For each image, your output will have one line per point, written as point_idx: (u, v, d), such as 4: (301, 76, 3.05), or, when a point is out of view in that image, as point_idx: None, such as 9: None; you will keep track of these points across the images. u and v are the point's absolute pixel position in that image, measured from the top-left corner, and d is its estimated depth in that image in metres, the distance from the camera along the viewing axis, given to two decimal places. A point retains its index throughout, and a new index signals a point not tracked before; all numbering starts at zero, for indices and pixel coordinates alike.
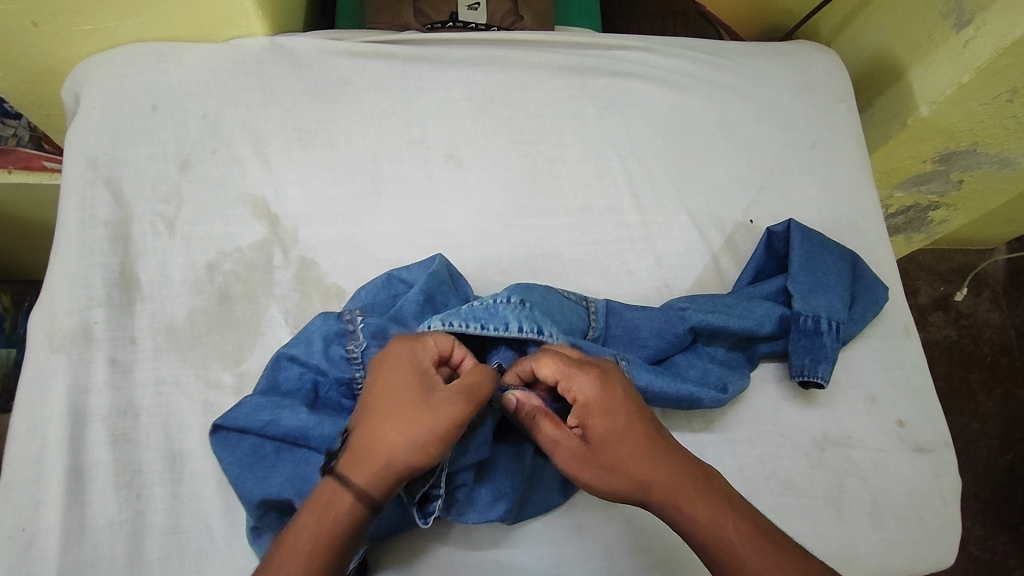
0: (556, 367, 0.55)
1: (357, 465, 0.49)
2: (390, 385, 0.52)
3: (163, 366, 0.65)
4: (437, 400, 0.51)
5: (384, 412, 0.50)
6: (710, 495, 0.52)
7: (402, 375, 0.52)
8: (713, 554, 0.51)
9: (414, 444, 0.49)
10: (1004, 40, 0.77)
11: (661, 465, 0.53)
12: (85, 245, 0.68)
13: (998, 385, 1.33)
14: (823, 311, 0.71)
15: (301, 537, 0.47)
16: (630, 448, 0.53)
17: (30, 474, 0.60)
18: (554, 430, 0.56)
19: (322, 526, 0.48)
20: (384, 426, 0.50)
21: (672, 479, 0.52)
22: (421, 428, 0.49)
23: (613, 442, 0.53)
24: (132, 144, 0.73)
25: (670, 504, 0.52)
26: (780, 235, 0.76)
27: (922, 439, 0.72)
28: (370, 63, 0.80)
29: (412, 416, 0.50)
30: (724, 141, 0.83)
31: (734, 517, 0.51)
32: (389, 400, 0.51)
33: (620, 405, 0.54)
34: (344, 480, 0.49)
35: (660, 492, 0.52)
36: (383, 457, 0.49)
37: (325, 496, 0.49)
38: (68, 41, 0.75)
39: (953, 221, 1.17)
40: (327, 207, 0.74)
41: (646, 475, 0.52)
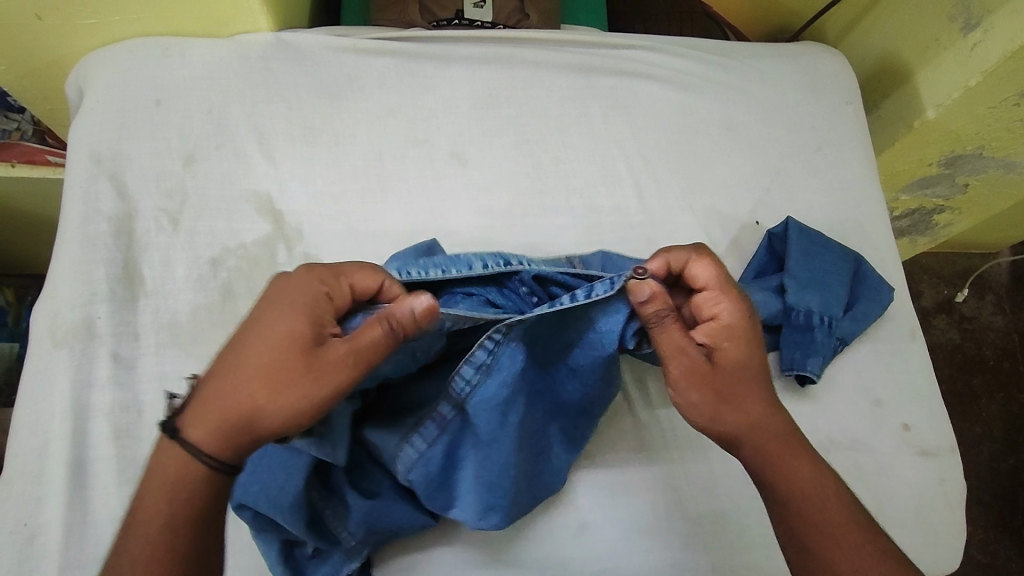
0: (715, 281, 0.55)
1: (201, 424, 0.48)
2: (253, 336, 0.49)
3: (166, 362, 0.65)
4: (318, 361, 0.48)
5: (217, 369, 0.49)
6: (809, 456, 0.54)
7: (281, 330, 0.49)
8: (796, 506, 0.52)
9: (282, 410, 0.48)
10: (1012, 43, 0.77)
11: (773, 413, 0.54)
12: (90, 240, 0.68)
13: (1002, 389, 1.33)
14: (815, 308, 0.72)
15: (145, 504, 0.48)
16: (753, 386, 0.54)
17: (32, 470, 0.60)
18: (682, 339, 0.54)
19: (149, 497, 0.48)
20: (217, 390, 0.49)
21: (780, 429, 0.54)
22: (284, 396, 0.48)
23: (739, 373, 0.54)
24: (136, 138, 0.73)
25: (772, 450, 0.53)
26: (780, 235, 0.77)
27: (926, 443, 0.71)
28: (376, 60, 0.80)
29: (280, 378, 0.48)
30: (730, 141, 0.83)
31: (830, 480, 0.53)
32: (253, 361, 0.48)
33: (756, 341, 0.55)
34: (181, 435, 0.48)
35: (765, 438, 0.54)
36: (243, 418, 0.48)
37: (150, 472, 0.48)
38: (73, 35, 0.74)
39: (958, 225, 1.16)
40: (332, 204, 0.74)
41: (762, 417, 0.54)
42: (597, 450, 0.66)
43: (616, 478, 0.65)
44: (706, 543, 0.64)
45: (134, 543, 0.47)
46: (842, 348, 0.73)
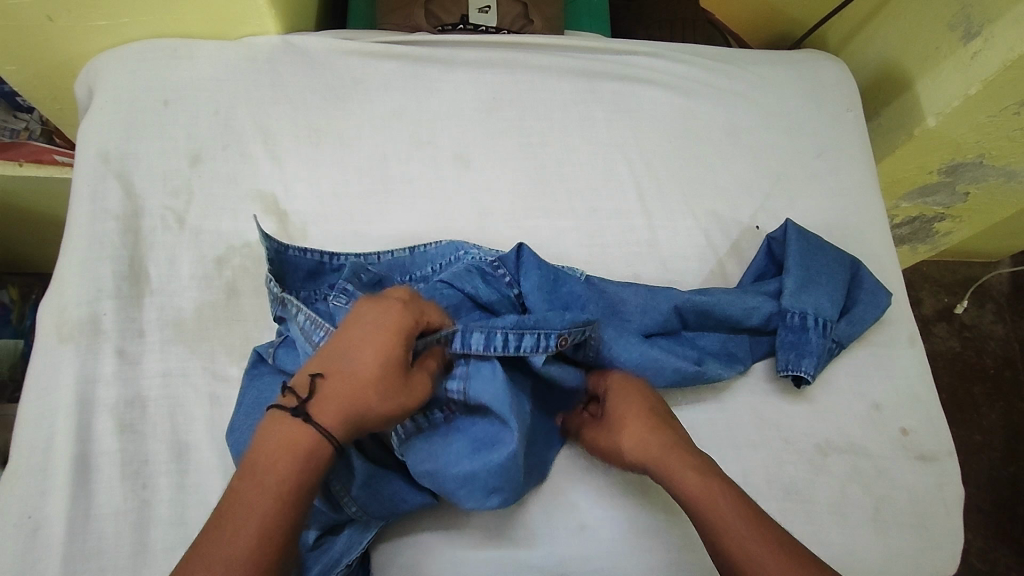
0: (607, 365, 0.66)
1: (336, 415, 0.50)
2: (381, 339, 0.53)
3: (171, 358, 0.66)
4: (411, 376, 0.54)
5: (376, 371, 0.52)
6: (713, 470, 0.56)
7: (368, 342, 0.53)
8: (706, 519, 0.53)
9: (390, 415, 0.52)
10: (1010, 53, 0.78)
11: (662, 437, 0.59)
12: (97, 237, 0.69)
13: (1002, 398, 1.33)
14: (810, 308, 0.71)
15: (281, 479, 0.47)
16: (634, 418, 0.61)
17: (37, 464, 0.60)
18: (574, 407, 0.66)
19: (276, 475, 0.47)
20: (370, 398, 0.52)
21: (679, 450, 0.57)
22: (400, 402, 0.53)
23: (620, 411, 0.62)
24: (144, 138, 0.74)
25: (685, 492, 0.55)
26: (779, 238, 0.77)
27: (925, 448, 0.72)
28: (382, 63, 0.81)
29: (390, 390, 0.52)
30: (731, 146, 0.84)
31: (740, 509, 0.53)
32: (364, 369, 0.52)
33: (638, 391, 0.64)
34: (312, 419, 0.50)
35: (659, 455, 0.58)
36: (357, 414, 0.51)
37: (282, 443, 0.49)
38: (83, 36, 0.76)
39: (958, 233, 1.17)
40: (336, 204, 0.74)
41: (647, 438, 0.59)
42: (597, 451, 0.66)
43: (615, 479, 0.66)
44: (705, 545, 0.64)
45: (241, 515, 0.46)
46: (840, 352, 0.72)
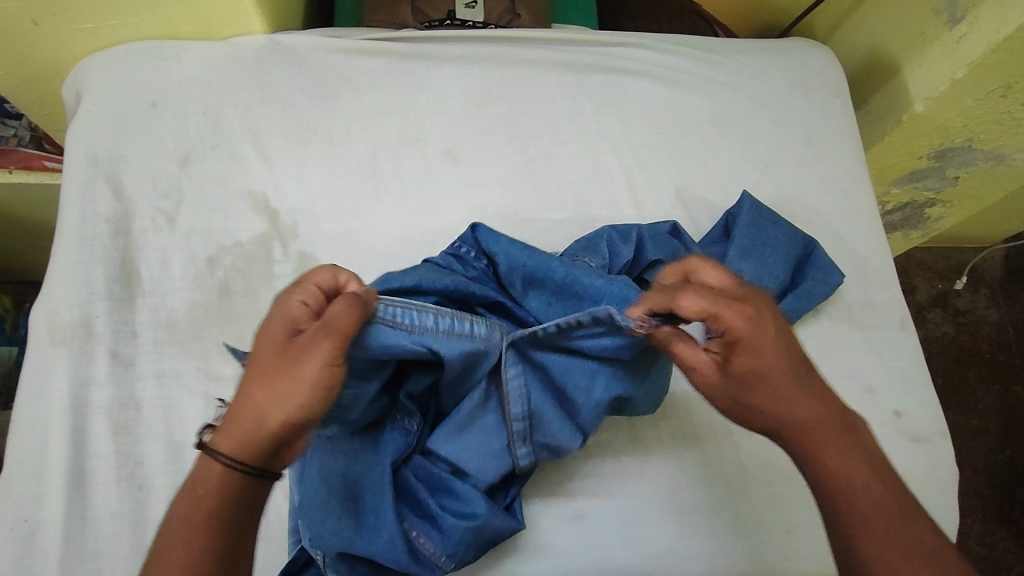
0: (705, 301, 0.50)
1: (227, 433, 0.48)
2: (260, 343, 0.50)
3: (164, 359, 0.66)
4: (295, 346, 0.48)
5: (251, 372, 0.49)
6: (851, 447, 0.50)
7: (268, 331, 0.50)
8: (837, 504, 0.49)
9: (280, 399, 0.47)
10: (996, 35, 0.78)
11: (806, 409, 0.50)
12: (87, 240, 0.68)
13: (997, 382, 1.34)
14: (746, 275, 0.73)
15: (176, 516, 0.47)
16: (780, 387, 0.50)
17: (31, 468, 0.60)
18: (690, 352, 0.53)
19: (195, 504, 0.47)
20: (258, 387, 0.48)
21: (818, 423, 0.50)
22: (277, 385, 0.47)
23: (761, 379, 0.50)
24: (133, 141, 0.74)
25: (808, 441, 0.50)
26: (734, 211, 0.78)
27: (919, 430, 0.72)
28: (369, 60, 0.81)
29: (261, 373, 0.48)
30: (720, 136, 0.84)
31: (869, 471, 0.49)
32: (257, 358, 0.49)
33: (772, 345, 0.50)
34: (218, 447, 0.48)
35: (801, 430, 0.51)
36: (251, 418, 0.48)
37: (197, 473, 0.48)
38: (70, 39, 0.75)
39: (949, 218, 1.17)
40: (326, 202, 0.74)
41: (797, 415, 0.50)
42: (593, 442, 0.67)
43: (608, 469, 0.66)
44: (702, 532, 0.65)
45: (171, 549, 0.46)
46: (786, 327, 0.73)
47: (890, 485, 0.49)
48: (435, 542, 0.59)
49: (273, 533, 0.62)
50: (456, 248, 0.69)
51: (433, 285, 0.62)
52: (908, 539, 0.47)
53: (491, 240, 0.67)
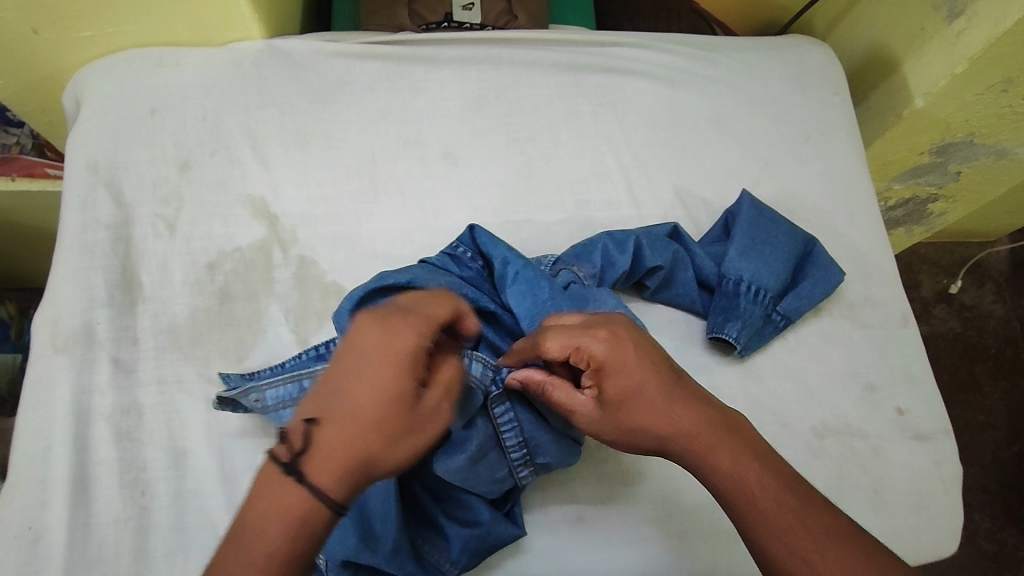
0: (563, 340, 0.53)
1: (335, 484, 0.45)
2: (377, 381, 0.47)
3: (166, 365, 0.66)
4: (425, 400, 0.49)
5: (385, 416, 0.47)
6: (736, 445, 0.52)
7: (392, 365, 0.48)
8: (737, 509, 0.51)
9: (398, 456, 0.47)
10: (996, 29, 0.78)
11: (680, 417, 0.52)
12: (88, 247, 0.69)
13: (1003, 377, 1.33)
14: (745, 275, 0.73)
15: (275, 558, 0.43)
16: (650, 402, 0.52)
17: (34, 475, 0.60)
18: (567, 397, 0.55)
19: (303, 547, 0.44)
20: (383, 435, 0.47)
21: (697, 429, 0.52)
22: (413, 441, 0.48)
23: (628, 400, 0.53)
24: (132, 147, 0.74)
25: (696, 449, 0.52)
26: (734, 212, 0.78)
27: (922, 427, 0.72)
28: (366, 64, 0.81)
29: (396, 424, 0.47)
30: (719, 135, 0.84)
31: (754, 463, 0.51)
32: (379, 399, 0.47)
33: (636, 365, 0.53)
34: (325, 491, 0.45)
35: (686, 441, 0.52)
36: (360, 467, 0.46)
37: (305, 514, 0.44)
38: (69, 48, 0.76)
39: (952, 213, 1.16)
40: (325, 206, 0.75)
41: (677, 426, 0.52)
42: (594, 444, 0.67)
43: (609, 470, 0.66)
44: (704, 532, 0.65)
45: None
46: (787, 326, 0.73)
47: (777, 476, 0.51)
48: (440, 550, 0.60)
49: None
50: (453, 249, 0.69)
51: (426, 283, 0.63)
52: (801, 521, 0.49)
53: (492, 244, 0.68)
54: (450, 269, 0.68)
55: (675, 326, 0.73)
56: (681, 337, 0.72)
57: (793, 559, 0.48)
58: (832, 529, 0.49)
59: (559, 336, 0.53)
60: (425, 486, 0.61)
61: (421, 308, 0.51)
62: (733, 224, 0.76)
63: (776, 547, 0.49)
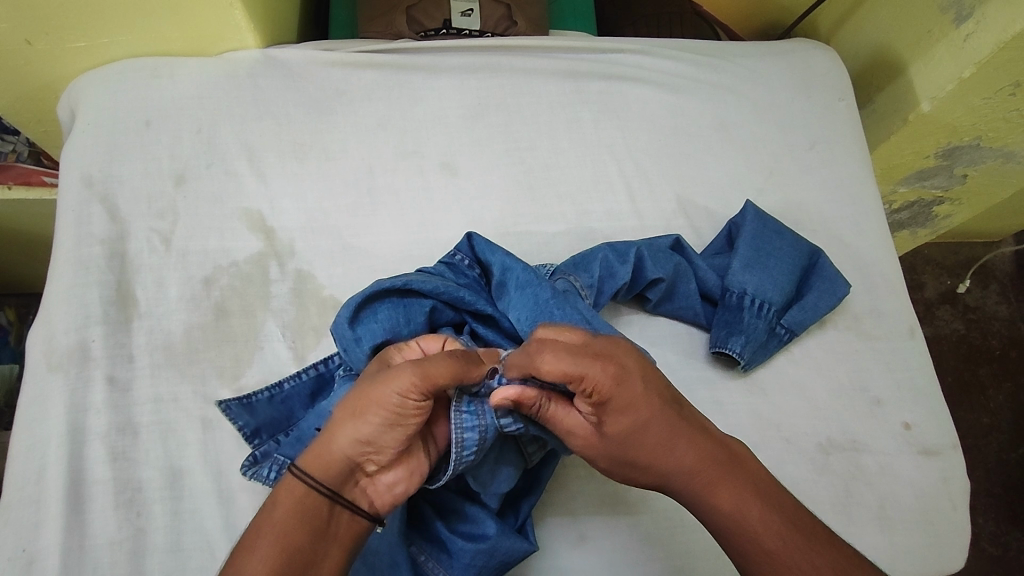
0: (566, 366, 0.49)
1: (310, 457, 0.49)
2: (357, 379, 0.53)
3: (162, 383, 0.65)
4: (386, 372, 0.50)
5: (346, 395, 0.51)
6: (736, 479, 0.51)
7: (366, 368, 0.53)
8: (738, 543, 0.49)
9: (354, 421, 0.48)
10: (1004, 33, 0.76)
11: (683, 455, 0.51)
12: (82, 263, 0.68)
13: (1008, 379, 1.32)
14: (749, 288, 0.72)
15: (254, 529, 0.47)
16: (654, 442, 0.51)
17: (29, 496, 0.60)
18: (566, 419, 0.54)
19: (267, 515, 0.47)
20: (340, 408, 0.50)
21: (698, 465, 0.51)
22: (360, 400, 0.49)
23: (632, 437, 0.51)
24: (126, 160, 0.73)
25: (697, 484, 0.51)
26: (738, 222, 0.76)
27: (928, 442, 0.71)
28: (364, 73, 0.80)
29: (354, 394, 0.50)
30: (722, 143, 0.82)
31: (757, 500, 0.50)
32: (350, 388, 0.52)
33: (641, 402, 0.50)
34: (292, 466, 0.49)
35: (686, 478, 0.51)
36: (325, 437, 0.49)
37: (278, 491, 0.49)
38: (62, 59, 0.75)
39: (958, 216, 1.15)
40: (322, 219, 0.74)
41: (680, 465, 0.51)
42: None
43: (611, 489, 0.65)
44: (705, 549, 0.64)
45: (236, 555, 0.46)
46: (792, 339, 0.72)
47: (780, 511, 0.50)
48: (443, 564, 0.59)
49: None
50: (450, 256, 0.68)
51: (423, 286, 0.62)
52: (802, 560, 0.48)
53: (489, 253, 0.67)
54: (446, 275, 0.67)
55: (679, 338, 0.72)
56: (684, 351, 0.71)
57: None
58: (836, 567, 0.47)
59: (563, 363, 0.49)
60: (427, 501, 0.61)
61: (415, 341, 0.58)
62: (737, 235, 0.75)
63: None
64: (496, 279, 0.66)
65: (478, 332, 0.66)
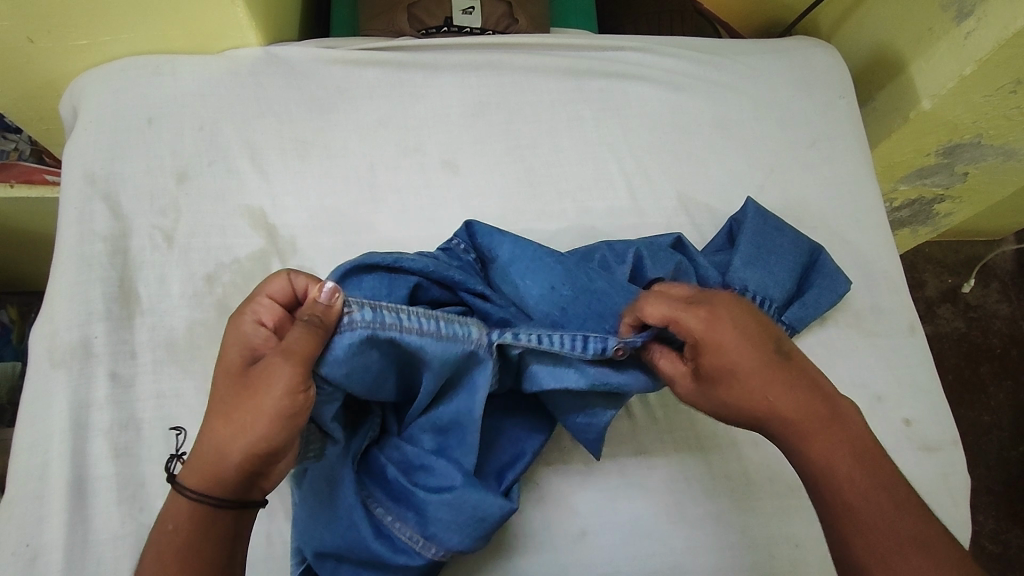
0: (663, 311, 0.55)
1: (193, 471, 0.49)
2: (219, 369, 0.50)
3: (164, 379, 0.65)
4: (251, 374, 0.48)
5: (214, 399, 0.49)
6: (836, 432, 0.52)
7: (226, 355, 0.51)
8: (823, 491, 0.51)
9: (240, 433, 0.47)
10: (1006, 30, 0.76)
11: (785, 401, 0.52)
12: (85, 260, 0.68)
13: (1009, 377, 1.32)
14: (752, 284, 0.71)
15: (155, 551, 0.49)
16: (758, 384, 0.53)
17: (32, 491, 0.60)
18: (670, 366, 0.57)
19: (167, 538, 0.49)
20: (216, 417, 0.48)
21: (801, 412, 0.52)
22: (240, 414, 0.48)
23: (740, 378, 0.53)
24: (129, 157, 0.73)
25: (791, 430, 0.52)
26: (739, 219, 0.76)
27: (929, 438, 0.71)
28: (365, 71, 0.80)
29: (227, 402, 0.48)
30: (723, 140, 0.83)
31: (854, 460, 0.51)
32: (216, 389, 0.50)
33: (746, 343, 0.53)
34: (181, 485, 0.49)
35: (786, 423, 0.52)
36: (209, 451, 0.48)
37: (168, 509, 0.50)
38: (65, 56, 0.75)
39: (959, 213, 1.15)
40: (324, 216, 0.74)
41: (777, 409, 0.52)
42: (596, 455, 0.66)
43: (612, 484, 0.65)
44: (708, 543, 0.64)
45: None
46: (792, 336, 0.72)
47: (869, 469, 0.51)
48: (414, 523, 0.57)
49: (276, 555, 0.61)
50: (448, 244, 0.69)
51: (413, 265, 0.61)
52: (883, 521, 0.49)
53: (491, 238, 0.66)
54: (441, 260, 0.67)
55: None
56: None
57: (868, 546, 0.49)
58: (914, 536, 0.48)
59: (664, 309, 0.55)
60: (398, 462, 0.59)
61: (255, 288, 0.52)
62: (737, 232, 0.75)
63: (854, 544, 0.49)
64: (493, 265, 0.66)
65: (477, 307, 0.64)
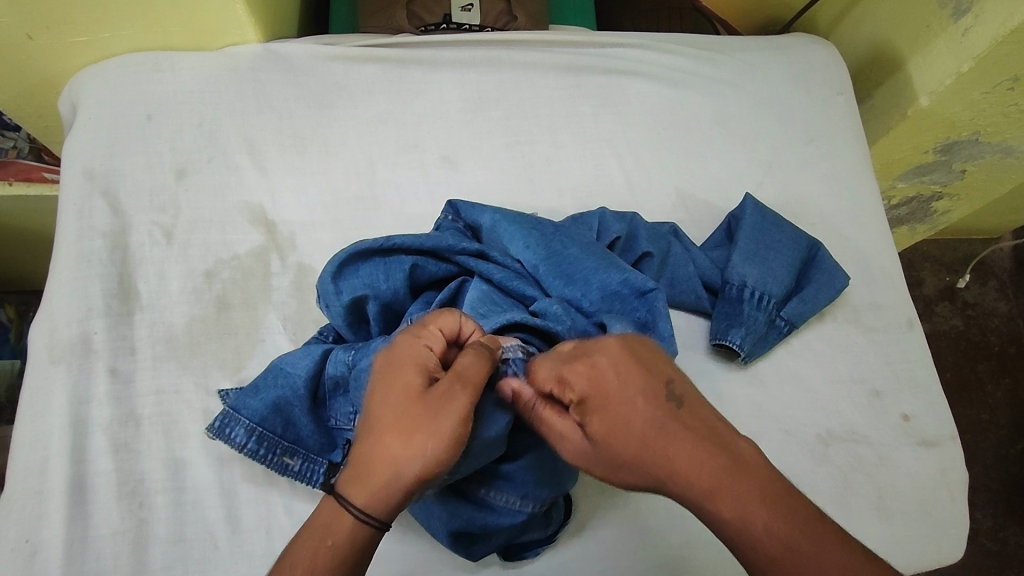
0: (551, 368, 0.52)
1: (359, 482, 0.47)
2: (388, 388, 0.49)
3: (163, 375, 0.65)
4: (432, 399, 0.48)
5: (384, 421, 0.48)
6: (746, 485, 0.46)
7: (399, 376, 0.49)
8: (743, 550, 0.45)
9: (420, 452, 0.47)
10: (1003, 28, 0.77)
11: (680, 455, 0.47)
12: (84, 255, 0.68)
13: (1007, 375, 1.32)
14: (749, 280, 0.71)
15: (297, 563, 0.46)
16: (641, 438, 0.48)
17: (32, 488, 0.60)
18: (559, 418, 0.52)
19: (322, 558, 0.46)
20: (387, 438, 0.47)
21: (699, 468, 0.47)
22: (420, 435, 0.47)
23: (617, 438, 0.48)
24: (128, 154, 0.73)
25: (692, 488, 0.47)
26: (738, 216, 0.77)
27: (926, 433, 0.71)
28: (365, 67, 0.80)
29: (409, 426, 0.47)
30: (721, 137, 0.83)
31: (763, 510, 0.46)
32: (386, 410, 0.48)
33: (623, 398, 0.49)
34: (346, 501, 0.47)
35: (685, 481, 0.47)
36: (388, 470, 0.47)
37: (327, 525, 0.47)
38: (63, 53, 0.75)
39: (956, 211, 1.15)
40: (324, 212, 0.74)
41: (672, 468, 0.47)
42: None
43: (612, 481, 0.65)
44: (706, 537, 0.65)
45: None
46: (791, 331, 0.72)
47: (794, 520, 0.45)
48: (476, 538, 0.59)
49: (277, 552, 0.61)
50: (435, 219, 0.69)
51: (405, 241, 0.62)
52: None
53: (475, 210, 0.68)
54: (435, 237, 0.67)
55: (680, 329, 0.72)
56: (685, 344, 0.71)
57: None
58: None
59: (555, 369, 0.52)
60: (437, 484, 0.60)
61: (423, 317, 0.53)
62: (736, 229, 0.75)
63: None
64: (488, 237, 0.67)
65: (479, 271, 0.63)
